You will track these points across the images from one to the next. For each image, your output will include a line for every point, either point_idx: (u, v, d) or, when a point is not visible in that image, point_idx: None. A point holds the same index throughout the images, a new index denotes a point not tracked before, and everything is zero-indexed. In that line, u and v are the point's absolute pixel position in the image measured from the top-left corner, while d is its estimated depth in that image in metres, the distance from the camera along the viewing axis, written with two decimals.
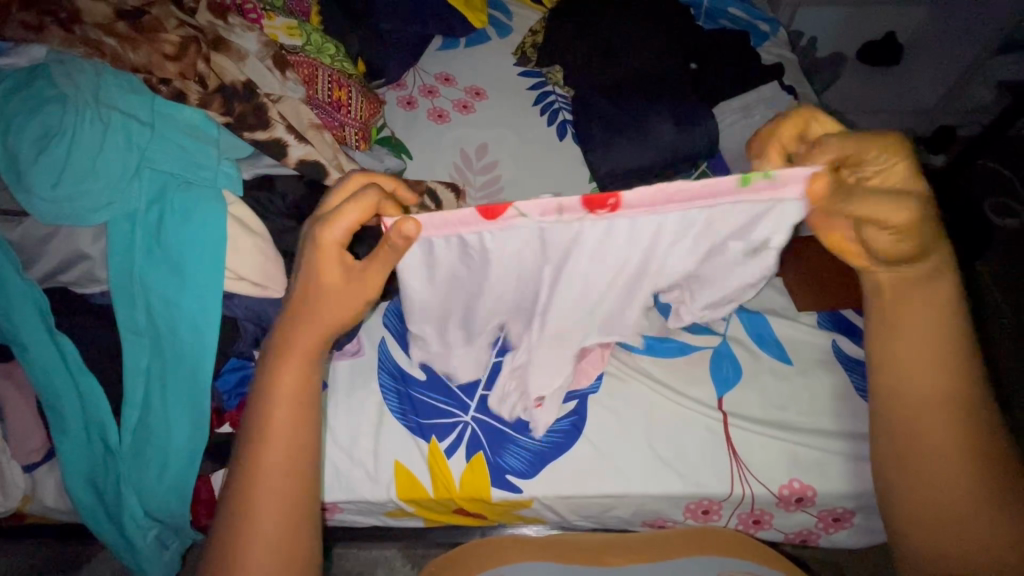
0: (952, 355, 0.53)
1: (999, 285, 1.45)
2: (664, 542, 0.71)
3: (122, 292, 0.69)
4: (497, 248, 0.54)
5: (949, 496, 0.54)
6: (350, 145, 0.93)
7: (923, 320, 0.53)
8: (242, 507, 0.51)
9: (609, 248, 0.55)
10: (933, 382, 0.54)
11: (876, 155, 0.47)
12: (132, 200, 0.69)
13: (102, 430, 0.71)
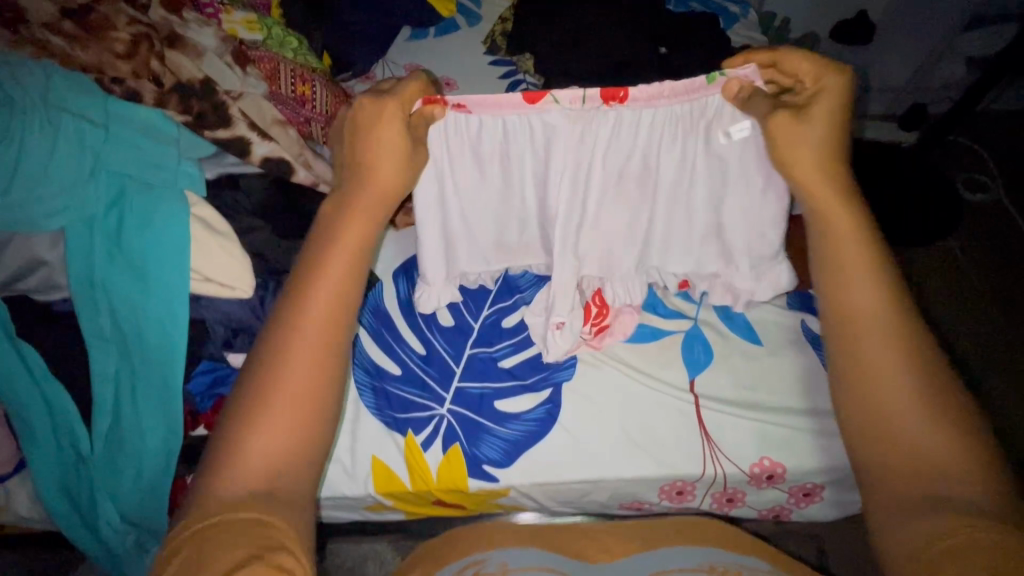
0: (883, 267, 0.53)
1: (968, 257, 1.48)
2: (654, 535, 0.70)
3: (84, 297, 0.68)
4: (529, 134, 0.63)
5: (906, 406, 0.48)
6: (316, 140, 0.92)
7: (855, 226, 0.55)
8: (261, 392, 0.46)
9: (613, 153, 0.65)
10: (883, 347, 0.50)
11: (804, 62, 0.55)
12: (89, 203, 0.68)
13: (73, 437, 0.70)
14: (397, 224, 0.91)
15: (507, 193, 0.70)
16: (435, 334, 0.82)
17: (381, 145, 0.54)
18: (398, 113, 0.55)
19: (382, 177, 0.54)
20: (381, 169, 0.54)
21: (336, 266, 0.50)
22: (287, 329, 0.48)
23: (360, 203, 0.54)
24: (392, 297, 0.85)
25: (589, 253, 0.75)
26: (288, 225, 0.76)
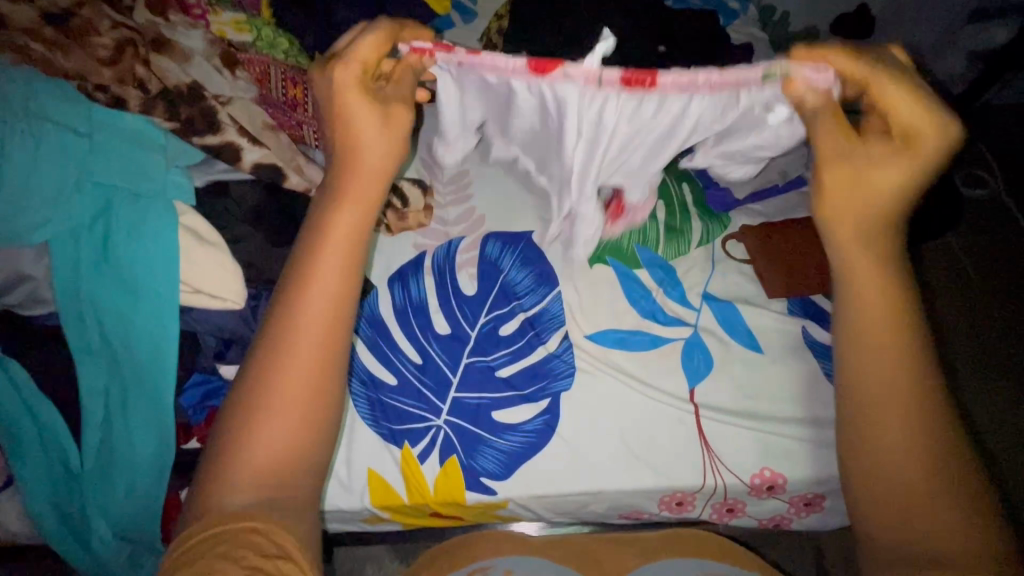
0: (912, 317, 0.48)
1: (968, 257, 1.47)
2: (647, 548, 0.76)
3: (71, 311, 0.67)
4: (532, 104, 0.60)
5: (907, 475, 0.45)
6: (308, 145, 0.90)
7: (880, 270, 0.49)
8: (256, 385, 0.42)
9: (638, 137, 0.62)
10: (882, 372, 0.47)
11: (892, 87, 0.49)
12: (74, 215, 0.67)
13: (63, 452, 0.70)
14: (394, 229, 0.88)
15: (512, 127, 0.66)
16: (431, 343, 0.81)
17: (357, 101, 0.49)
18: (354, 77, 0.50)
19: (375, 119, 0.49)
20: (366, 125, 0.49)
21: (335, 237, 0.46)
22: (282, 318, 0.44)
23: (355, 155, 0.49)
24: (388, 304, 0.84)
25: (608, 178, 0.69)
26: (279, 233, 0.74)
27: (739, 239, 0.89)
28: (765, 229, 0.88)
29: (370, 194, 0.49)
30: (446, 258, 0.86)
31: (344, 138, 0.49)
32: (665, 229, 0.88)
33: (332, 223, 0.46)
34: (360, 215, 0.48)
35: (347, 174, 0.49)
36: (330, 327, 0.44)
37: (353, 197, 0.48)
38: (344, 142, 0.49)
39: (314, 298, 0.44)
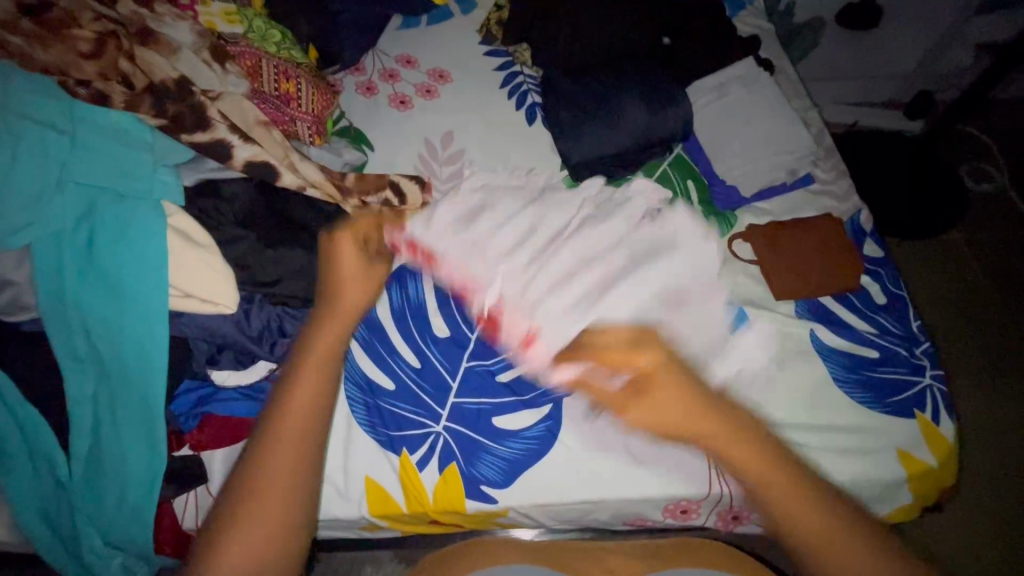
0: (699, 404, 0.62)
1: (974, 251, 1.43)
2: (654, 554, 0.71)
3: (56, 318, 0.64)
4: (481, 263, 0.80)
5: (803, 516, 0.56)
6: (302, 140, 0.87)
7: (661, 378, 0.64)
8: (251, 480, 0.50)
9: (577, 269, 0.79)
10: (757, 459, 0.59)
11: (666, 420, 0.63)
12: (56, 217, 0.64)
13: (50, 462, 0.67)
14: None
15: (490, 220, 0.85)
16: (430, 347, 0.79)
17: (343, 267, 0.67)
18: (350, 256, 0.68)
19: (355, 286, 0.65)
20: (346, 289, 0.64)
21: (318, 353, 0.58)
22: (271, 425, 0.52)
23: (339, 298, 0.64)
24: (385, 306, 0.82)
25: (611, 238, 0.83)
26: (272, 234, 0.72)
27: (746, 239, 0.88)
28: (773, 228, 0.87)
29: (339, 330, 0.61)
30: None
31: (333, 281, 0.65)
32: None
33: (315, 346, 0.58)
34: (333, 336, 0.60)
35: (327, 308, 0.63)
36: (305, 418, 0.53)
37: (336, 320, 0.61)
38: (334, 290, 0.64)
39: (288, 425, 0.52)
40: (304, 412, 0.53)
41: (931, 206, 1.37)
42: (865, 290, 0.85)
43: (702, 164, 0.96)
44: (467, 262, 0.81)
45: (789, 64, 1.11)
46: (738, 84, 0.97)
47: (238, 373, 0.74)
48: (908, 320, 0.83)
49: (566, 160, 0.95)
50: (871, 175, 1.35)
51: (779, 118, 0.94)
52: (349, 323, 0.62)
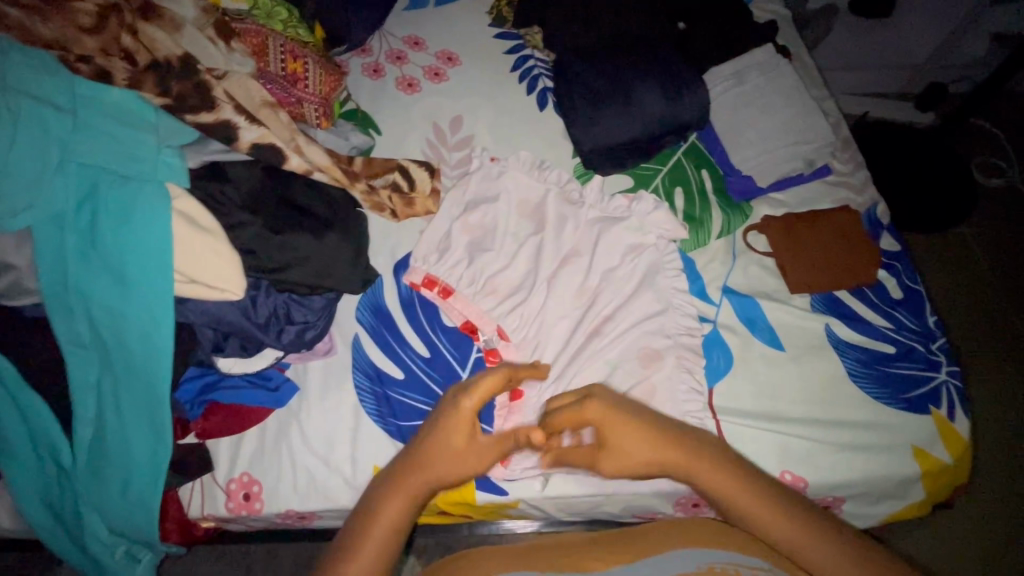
0: (666, 439, 0.54)
1: (985, 245, 1.42)
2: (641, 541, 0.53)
3: (58, 303, 0.63)
4: (472, 287, 0.81)
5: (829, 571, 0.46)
6: (310, 123, 0.86)
7: (613, 422, 0.55)
8: None
9: (563, 292, 0.80)
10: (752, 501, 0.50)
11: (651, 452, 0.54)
12: (56, 199, 0.62)
13: (54, 450, 0.66)
14: (398, 215, 0.85)
15: (485, 240, 0.84)
16: (440, 336, 0.79)
17: (449, 435, 0.52)
18: (463, 432, 0.53)
19: (451, 456, 0.52)
20: (442, 452, 0.52)
21: (382, 526, 0.50)
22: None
23: (431, 464, 0.52)
24: (393, 294, 0.81)
25: (603, 264, 0.82)
26: (278, 218, 0.70)
27: (761, 231, 0.87)
28: (788, 221, 0.86)
29: (413, 502, 0.51)
30: (455, 248, 0.83)
31: (435, 450, 0.52)
32: (683, 218, 0.87)
33: (378, 523, 0.50)
34: (404, 510, 0.51)
35: (413, 465, 0.52)
36: None
37: (408, 502, 0.51)
38: (423, 459, 0.52)
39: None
40: None
41: (949, 204, 1.33)
42: (881, 284, 0.84)
43: (718, 154, 0.93)
44: (467, 291, 0.81)
45: (805, 52, 1.09)
46: (756, 72, 0.95)
47: (244, 360, 0.73)
48: (924, 315, 0.82)
49: (577, 147, 0.93)
50: (885, 166, 1.33)
51: (797, 107, 0.92)
52: (420, 499, 0.52)
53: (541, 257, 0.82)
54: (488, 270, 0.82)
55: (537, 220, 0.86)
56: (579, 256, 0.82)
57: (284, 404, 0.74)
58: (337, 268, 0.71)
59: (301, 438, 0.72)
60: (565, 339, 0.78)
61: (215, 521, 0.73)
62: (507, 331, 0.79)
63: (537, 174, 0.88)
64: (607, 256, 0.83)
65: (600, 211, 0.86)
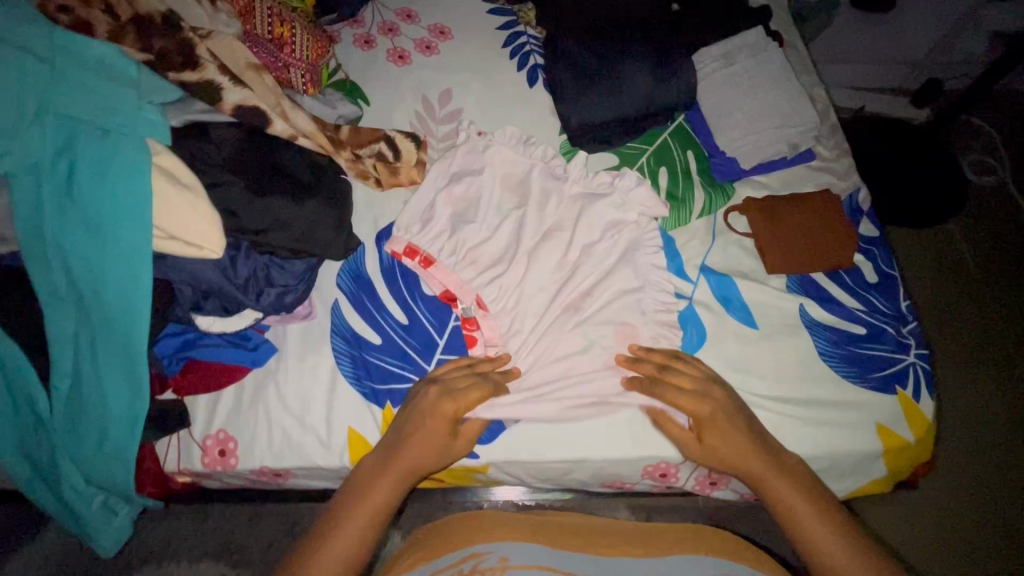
0: (751, 443, 0.65)
1: (966, 253, 1.42)
2: (656, 542, 0.61)
3: (36, 253, 0.64)
4: (453, 258, 0.82)
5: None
6: (296, 89, 0.86)
7: (719, 435, 0.66)
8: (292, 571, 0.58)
9: (543, 266, 0.81)
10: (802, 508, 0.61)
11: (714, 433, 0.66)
12: (35, 149, 0.63)
13: (31, 400, 0.67)
14: (383, 185, 0.85)
15: (468, 214, 0.85)
16: (419, 304, 0.80)
17: (427, 420, 0.66)
18: (441, 417, 0.66)
19: (428, 436, 0.65)
20: (416, 435, 0.65)
21: (374, 497, 0.62)
22: (315, 545, 0.59)
23: (411, 446, 0.65)
24: (375, 262, 0.82)
25: (583, 240, 0.83)
26: (259, 180, 0.70)
27: (742, 212, 0.87)
28: (770, 204, 0.87)
29: (396, 481, 0.63)
30: (434, 215, 0.84)
31: (413, 434, 0.65)
32: (666, 197, 0.88)
33: (368, 496, 0.62)
34: (391, 489, 0.63)
35: (395, 447, 0.65)
36: (353, 550, 0.59)
37: (393, 477, 0.63)
38: (402, 447, 0.65)
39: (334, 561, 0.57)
40: (349, 543, 0.59)
41: (932, 203, 1.35)
42: (858, 268, 0.85)
43: (704, 136, 0.93)
44: (450, 263, 0.81)
45: (799, 38, 1.08)
46: (744, 54, 0.95)
47: (224, 319, 0.73)
48: (898, 300, 0.83)
49: (564, 124, 0.93)
50: (873, 162, 1.34)
51: (784, 91, 0.92)
52: (407, 481, 0.64)
53: (523, 231, 0.83)
54: (469, 241, 0.83)
55: (519, 195, 0.87)
56: (559, 231, 0.83)
57: (262, 365, 0.75)
58: (318, 234, 0.72)
59: (278, 397, 0.73)
60: (541, 311, 0.79)
61: (191, 476, 0.74)
62: (485, 299, 0.80)
63: (523, 150, 0.88)
64: (589, 230, 0.83)
65: (586, 184, 0.86)
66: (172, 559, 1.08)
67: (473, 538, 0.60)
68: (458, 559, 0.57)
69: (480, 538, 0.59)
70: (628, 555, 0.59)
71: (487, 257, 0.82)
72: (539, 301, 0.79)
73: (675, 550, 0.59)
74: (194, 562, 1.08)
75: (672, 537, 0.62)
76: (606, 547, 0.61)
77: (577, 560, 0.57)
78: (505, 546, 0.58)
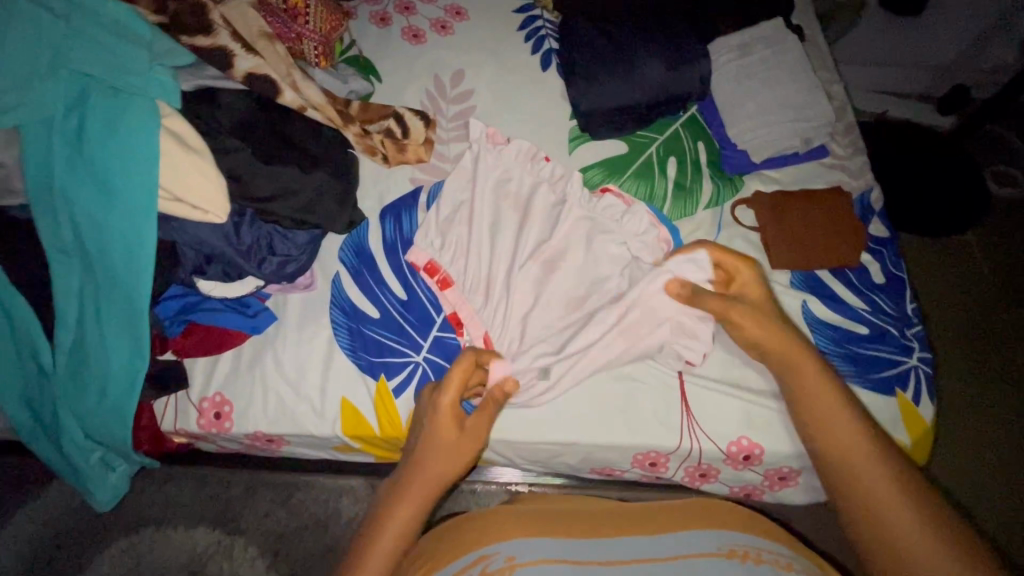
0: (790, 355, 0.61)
1: (1010, 306, 1.32)
2: (662, 516, 0.60)
3: (44, 207, 0.65)
4: (462, 273, 0.79)
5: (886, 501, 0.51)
6: (308, 61, 0.87)
7: (753, 287, 0.67)
8: None
9: (559, 294, 0.77)
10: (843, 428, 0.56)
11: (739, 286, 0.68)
12: (47, 104, 0.65)
13: (34, 351, 0.69)
14: (390, 161, 0.85)
15: (483, 227, 0.81)
16: (418, 281, 0.80)
17: (434, 424, 0.62)
18: (444, 415, 0.63)
19: (437, 441, 0.62)
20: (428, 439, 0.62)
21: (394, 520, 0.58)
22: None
23: (423, 458, 0.61)
24: (378, 238, 0.82)
25: (591, 276, 0.78)
26: (265, 147, 0.70)
27: (749, 206, 0.86)
28: (778, 198, 0.86)
29: (416, 498, 0.59)
30: (439, 204, 0.82)
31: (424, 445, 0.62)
32: (674, 187, 0.87)
33: (388, 518, 0.58)
34: (414, 506, 0.59)
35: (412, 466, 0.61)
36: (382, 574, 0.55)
37: (415, 495, 0.59)
38: (413, 463, 0.61)
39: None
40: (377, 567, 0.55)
41: (949, 222, 1.33)
42: (865, 268, 0.83)
43: (716, 127, 0.93)
44: (462, 279, 0.79)
45: (821, 33, 1.05)
46: (762, 45, 0.94)
47: (225, 285, 0.74)
48: (904, 302, 0.81)
49: (574, 109, 0.92)
50: (896, 174, 1.30)
51: (800, 84, 0.90)
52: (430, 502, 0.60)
53: (533, 237, 0.81)
54: (478, 265, 0.79)
55: (524, 212, 0.82)
56: (562, 246, 0.80)
57: (261, 332, 0.76)
58: (321, 204, 0.72)
59: (274, 364, 0.74)
60: (553, 323, 0.76)
61: (187, 437, 0.76)
62: (493, 337, 0.76)
63: (531, 166, 0.84)
64: (598, 264, 0.79)
65: (599, 219, 0.81)
66: (170, 522, 1.10)
67: (480, 539, 0.56)
68: (468, 563, 0.53)
69: (487, 538, 0.55)
70: (636, 534, 0.57)
71: (502, 281, 0.78)
72: (547, 332, 0.76)
73: (677, 526, 0.58)
74: (190, 527, 1.10)
75: (678, 511, 0.61)
76: (614, 529, 0.59)
77: (590, 546, 0.54)
78: (515, 543, 0.54)
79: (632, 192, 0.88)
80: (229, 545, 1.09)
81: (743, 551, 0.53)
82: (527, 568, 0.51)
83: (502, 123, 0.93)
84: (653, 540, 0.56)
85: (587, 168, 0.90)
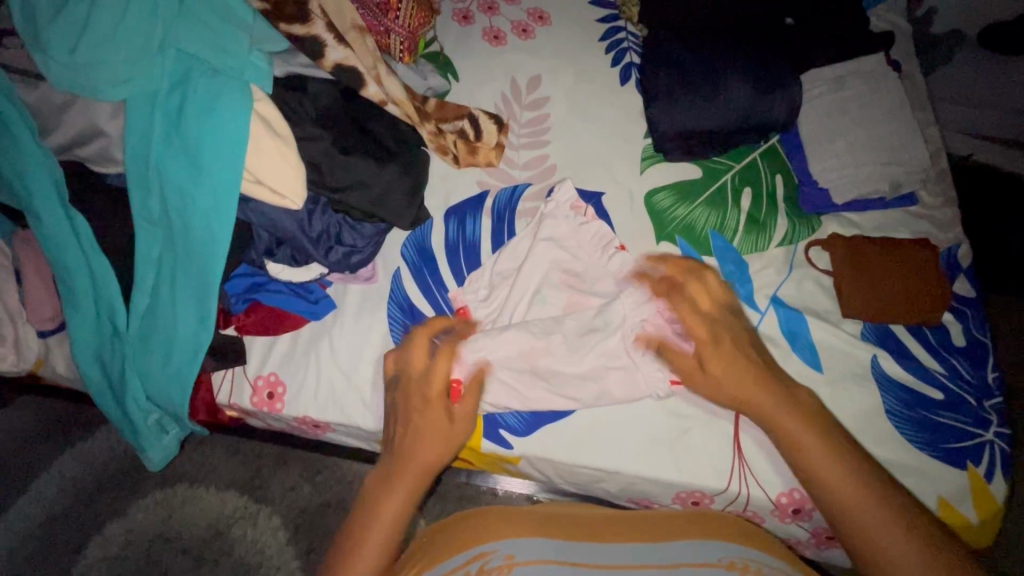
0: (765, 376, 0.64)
1: None
2: (663, 523, 0.61)
3: (137, 176, 0.68)
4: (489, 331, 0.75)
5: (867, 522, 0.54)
6: (393, 54, 0.89)
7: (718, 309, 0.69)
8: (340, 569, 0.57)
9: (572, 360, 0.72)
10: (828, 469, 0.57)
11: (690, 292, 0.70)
12: (153, 79, 0.68)
13: (110, 312, 0.72)
14: (460, 162, 0.85)
15: (518, 290, 0.76)
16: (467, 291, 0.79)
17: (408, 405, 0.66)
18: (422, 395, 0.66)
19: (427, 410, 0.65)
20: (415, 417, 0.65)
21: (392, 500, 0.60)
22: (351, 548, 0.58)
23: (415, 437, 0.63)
24: (440, 237, 0.82)
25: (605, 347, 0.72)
26: (346, 139, 0.71)
27: (825, 247, 0.83)
28: (858, 243, 0.81)
29: (410, 488, 0.61)
30: (508, 203, 0.84)
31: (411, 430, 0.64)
32: (747, 220, 0.84)
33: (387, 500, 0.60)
34: (409, 494, 0.61)
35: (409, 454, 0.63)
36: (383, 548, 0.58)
37: (408, 483, 0.61)
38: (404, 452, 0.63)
39: None
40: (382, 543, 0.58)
41: None
42: (944, 327, 0.78)
43: (799, 161, 0.88)
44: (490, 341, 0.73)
45: (920, 72, 0.99)
46: (859, 81, 0.89)
47: (292, 269, 0.76)
48: (983, 369, 0.76)
49: (651, 127, 0.89)
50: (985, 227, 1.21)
51: (897, 126, 0.85)
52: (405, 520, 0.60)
53: (551, 303, 0.76)
54: (516, 341, 0.72)
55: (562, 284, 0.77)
56: (606, 333, 0.72)
57: (319, 318, 0.77)
58: (391, 200, 0.73)
59: (329, 352, 0.76)
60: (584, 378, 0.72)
61: (239, 411, 0.78)
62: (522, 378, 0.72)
63: (602, 255, 0.77)
64: (635, 374, 0.71)
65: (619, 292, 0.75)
66: (203, 482, 1.14)
67: (476, 538, 0.57)
68: (465, 560, 0.54)
69: (484, 536, 0.57)
70: (635, 541, 0.57)
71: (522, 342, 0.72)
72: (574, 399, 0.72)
73: (680, 536, 0.58)
74: (221, 489, 1.14)
75: (674, 517, 0.62)
76: (613, 533, 0.59)
77: (589, 552, 0.55)
78: (509, 542, 0.55)
79: (702, 219, 0.85)
80: (256, 514, 1.12)
81: (745, 564, 0.53)
82: (524, 569, 0.52)
83: (574, 135, 0.91)
84: (645, 547, 0.56)
85: (656, 190, 0.87)
